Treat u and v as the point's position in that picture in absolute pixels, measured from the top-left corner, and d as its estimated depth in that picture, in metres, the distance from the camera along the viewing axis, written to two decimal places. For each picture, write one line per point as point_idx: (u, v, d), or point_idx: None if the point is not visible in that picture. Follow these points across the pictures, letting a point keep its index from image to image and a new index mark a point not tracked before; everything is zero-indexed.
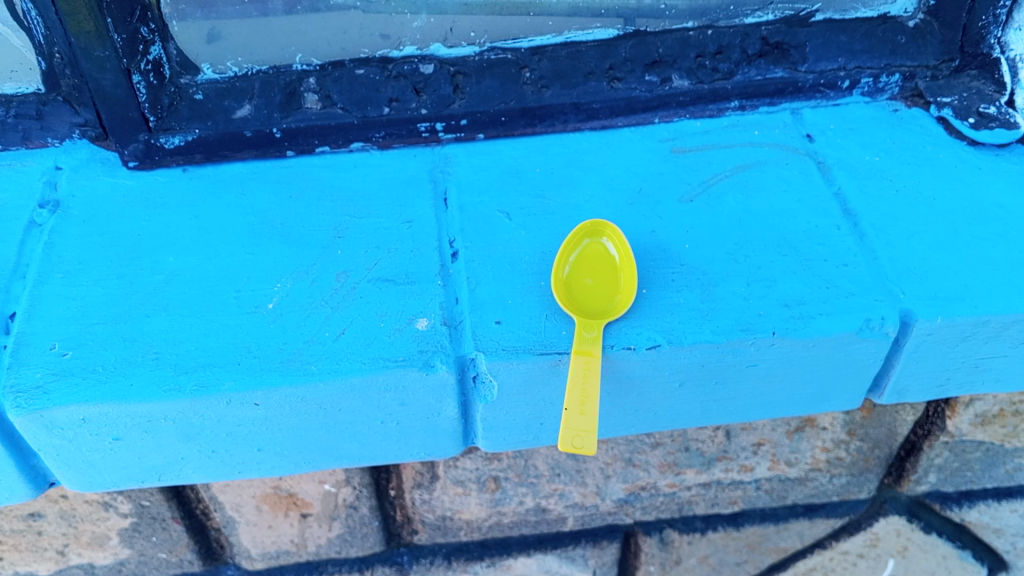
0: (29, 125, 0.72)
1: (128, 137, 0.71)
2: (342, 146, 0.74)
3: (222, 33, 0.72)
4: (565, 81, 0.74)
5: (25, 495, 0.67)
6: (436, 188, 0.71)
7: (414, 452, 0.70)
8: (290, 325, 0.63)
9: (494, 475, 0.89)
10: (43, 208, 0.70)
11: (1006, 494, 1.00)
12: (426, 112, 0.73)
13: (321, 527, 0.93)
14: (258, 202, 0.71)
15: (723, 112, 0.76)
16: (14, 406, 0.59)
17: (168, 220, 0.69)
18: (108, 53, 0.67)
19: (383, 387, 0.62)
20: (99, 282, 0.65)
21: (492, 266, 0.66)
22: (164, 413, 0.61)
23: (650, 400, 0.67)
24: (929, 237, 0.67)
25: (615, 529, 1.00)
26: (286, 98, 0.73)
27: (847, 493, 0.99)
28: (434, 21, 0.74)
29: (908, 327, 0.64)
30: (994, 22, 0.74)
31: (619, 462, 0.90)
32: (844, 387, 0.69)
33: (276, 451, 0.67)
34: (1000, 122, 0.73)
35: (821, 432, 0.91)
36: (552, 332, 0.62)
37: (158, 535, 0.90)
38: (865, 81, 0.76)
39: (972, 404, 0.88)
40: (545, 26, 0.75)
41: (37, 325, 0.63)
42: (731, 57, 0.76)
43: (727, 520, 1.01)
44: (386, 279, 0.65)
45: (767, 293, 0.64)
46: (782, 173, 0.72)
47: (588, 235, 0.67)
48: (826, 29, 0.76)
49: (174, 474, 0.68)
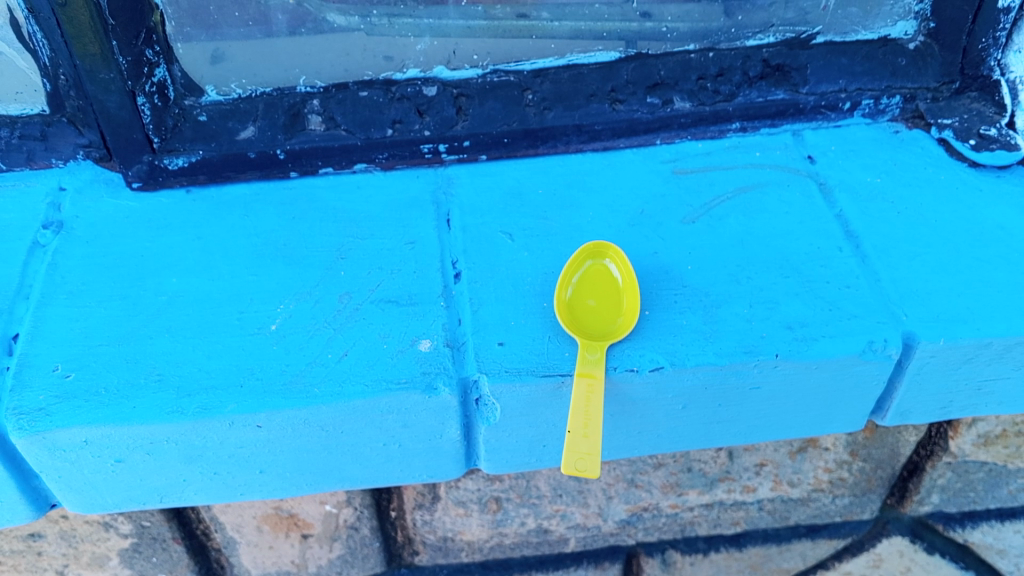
0: (33, 146, 0.72)
1: (131, 158, 0.72)
2: (345, 167, 0.75)
3: (225, 54, 0.72)
4: (567, 103, 0.75)
5: (27, 517, 0.67)
6: (438, 210, 0.72)
7: (416, 474, 0.69)
8: (293, 347, 0.63)
9: (495, 496, 0.89)
10: (47, 229, 0.70)
11: (1009, 515, 1.00)
12: (429, 133, 0.74)
13: (321, 547, 0.92)
14: (262, 223, 0.71)
15: (723, 133, 0.77)
16: (16, 428, 0.59)
17: (171, 242, 0.69)
18: (112, 75, 0.67)
19: (385, 409, 0.62)
20: (103, 303, 0.65)
21: (494, 287, 0.66)
22: (167, 435, 0.61)
23: (653, 422, 0.67)
24: (932, 259, 0.67)
25: (616, 550, 0.99)
26: (290, 119, 0.73)
27: (849, 514, 0.99)
28: (437, 43, 0.74)
29: (910, 349, 0.64)
30: (993, 45, 0.74)
31: (621, 482, 0.90)
32: (847, 409, 0.69)
33: (279, 472, 0.67)
34: (999, 145, 0.74)
35: (823, 453, 0.90)
36: (555, 354, 0.62)
37: (158, 556, 0.90)
38: (866, 103, 0.77)
39: (975, 424, 0.88)
40: (548, 48, 0.76)
41: (40, 347, 0.63)
42: (732, 79, 0.76)
43: (730, 541, 1.00)
44: (389, 300, 0.65)
45: (769, 315, 0.64)
46: (784, 195, 0.72)
47: (590, 257, 0.67)
48: (826, 51, 0.76)
49: (175, 496, 0.67)
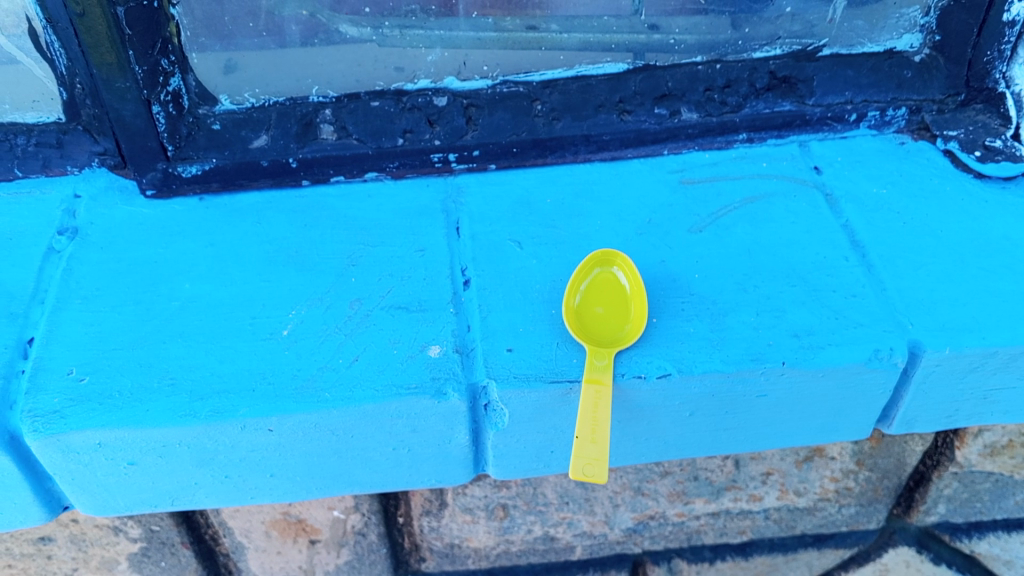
0: (49, 154, 0.73)
1: (146, 166, 0.73)
2: (356, 176, 0.76)
3: (239, 64, 0.73)
4: (576, 113, 0.76)
5: (40, 519, 0.67)
6: (448, 218, 0.72)
7: (425, 479, 0.70)
8: (305, 352, 0.64)
9: (502, 503, 0.89)
10: (62, 235, 0.71)
11: (1015, 526, 0.99)
12: (440, 143, 0.75)
13: (329, 553, 0.93)
14: (274, 230, 0.72)
15: (731, 144, 0.78)
16: (31, 430, 0.60)
17: (184, 248, 0.70)
18: (128, 84, 0.68)
19: (395, 414, 0.62)
20: (117, 308, 0.66)
21: (503, 294, 0.67)
22: (179, 438, 0.61)
23: (660, 429, 0.67)
24: (937, 268, 0.68)
25: (623, 558, 0.99)
26: (303, 128, 0.74)
27: (855, 523, 0.99)
28: (448, 54, 0.75)
29: (916, 358, 0.64)
30: (998, 58, 0.75)
31: (627, 490, 0.90)
32: (853, 417, 0.69)
33: (289, 476, 0.67)
34: (1004, 156, 0.75)
35: (829, 462, 0.91)
36: (564, 360, 0.63)
37: (166, 561, 0.90)
38: (872, 114, 0.78)
39: (981, 434, 0.88)
40: (556, 60, 0.77)
41: (54, 351, 0.64)
42: (739, 90, 0.77)
43: (736, 550, 1.00)
44: (399, 306, 0.66)
45: (776, 324, 0.65)
46: (790, 204, 0.73)
47: (598, 265, 0.68)
48: (833, 64, 0.77)
49: (186, 499, 0.68)
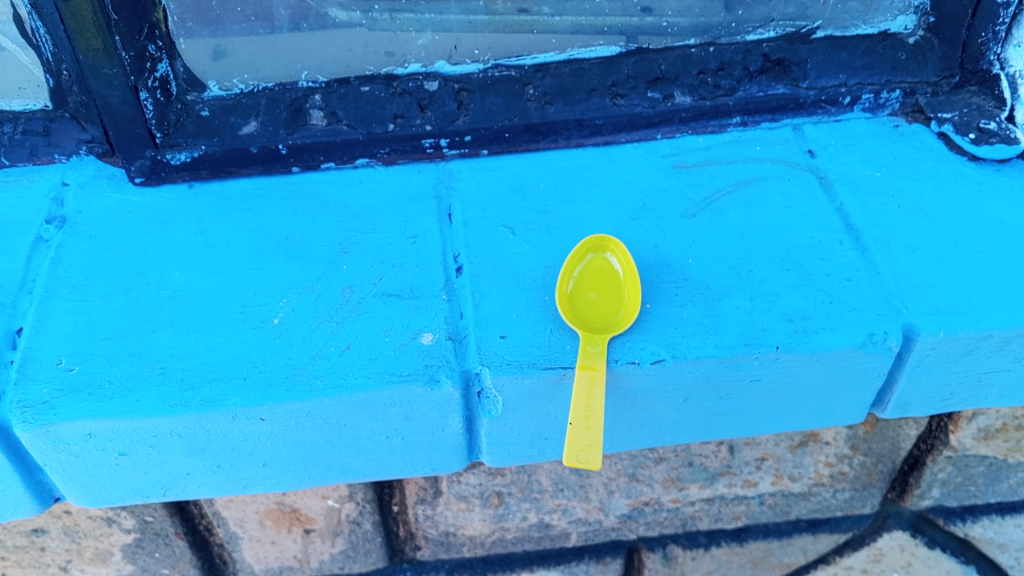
0: (36, 142, 0.72)
1: (134, 153, 0.72)
2: (347, 162, 0.75)
3: (228, 49, 0.72)
4: (568, 97, 0.75)
5: (31, 510, 0.67)
6: (440, 204, 0.72)
7: (418, 467, 0.70)
8: (296, 340, 0.63)
9: (497, 491, 0.89)
10: (50, 224, 0.70)
11: (1010, 509, 1.00)
12: (431, 128, 0.74)
13: (324, 542, 0.92)
14: (264, 218, 0.71)
15: (724, 128, 0.77)
16: (20, 421, 0.60)
17: (174, 236, 0.70)
18: (115, 70, 0.67)
19: (387, 402, 0.62)
20: (106, 297, 0.66)
21: (496, 281, 0.66)
22: (170, 428, 0.61)
23: (654, 415, 0.67)
24: (932, 251, 0.67)
25: (618, 545, 1.00)
26: (292, 114, 0.73)
27: (850, 508, 0.99)
28: (438, 38, 0.74)
29: (911, 341, 0.64)
30: (993, 39, 0.75)
31: (622, 477, 0.90)
32: (847, 402, 0.69)
33: (282, 466, 0.67)
34: (999, 138, 0.74)
35: (824, 447, 0.91)
36: (557, 346, 0.62)
37: (160, 551, 0.90)
38: (866, 97, 0.77)
39: (975, 418, 0.88)
40: (548, 43, 0.76)
41: (43, 342, 0.63)
42: (733, 73, 0.76)
43: (731, 535, 1.00)
44: (391, 294, 0.66)
45: (770, 308, 0.64)
46: (785, 188, 0.72)
47: (591, 250, 0.67)
48: (827, 46, 0.77)
49: (179, 490, 0.68)
